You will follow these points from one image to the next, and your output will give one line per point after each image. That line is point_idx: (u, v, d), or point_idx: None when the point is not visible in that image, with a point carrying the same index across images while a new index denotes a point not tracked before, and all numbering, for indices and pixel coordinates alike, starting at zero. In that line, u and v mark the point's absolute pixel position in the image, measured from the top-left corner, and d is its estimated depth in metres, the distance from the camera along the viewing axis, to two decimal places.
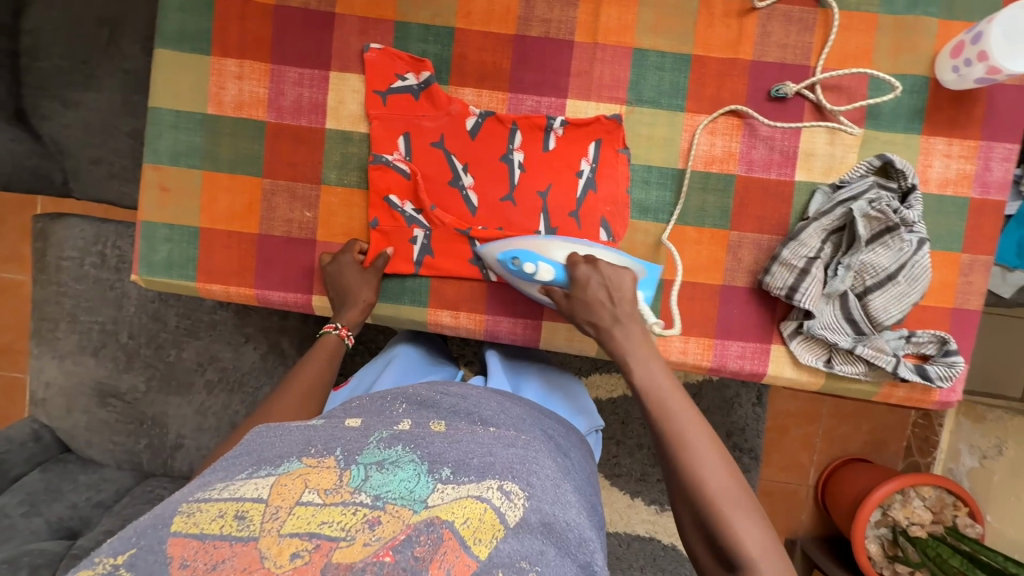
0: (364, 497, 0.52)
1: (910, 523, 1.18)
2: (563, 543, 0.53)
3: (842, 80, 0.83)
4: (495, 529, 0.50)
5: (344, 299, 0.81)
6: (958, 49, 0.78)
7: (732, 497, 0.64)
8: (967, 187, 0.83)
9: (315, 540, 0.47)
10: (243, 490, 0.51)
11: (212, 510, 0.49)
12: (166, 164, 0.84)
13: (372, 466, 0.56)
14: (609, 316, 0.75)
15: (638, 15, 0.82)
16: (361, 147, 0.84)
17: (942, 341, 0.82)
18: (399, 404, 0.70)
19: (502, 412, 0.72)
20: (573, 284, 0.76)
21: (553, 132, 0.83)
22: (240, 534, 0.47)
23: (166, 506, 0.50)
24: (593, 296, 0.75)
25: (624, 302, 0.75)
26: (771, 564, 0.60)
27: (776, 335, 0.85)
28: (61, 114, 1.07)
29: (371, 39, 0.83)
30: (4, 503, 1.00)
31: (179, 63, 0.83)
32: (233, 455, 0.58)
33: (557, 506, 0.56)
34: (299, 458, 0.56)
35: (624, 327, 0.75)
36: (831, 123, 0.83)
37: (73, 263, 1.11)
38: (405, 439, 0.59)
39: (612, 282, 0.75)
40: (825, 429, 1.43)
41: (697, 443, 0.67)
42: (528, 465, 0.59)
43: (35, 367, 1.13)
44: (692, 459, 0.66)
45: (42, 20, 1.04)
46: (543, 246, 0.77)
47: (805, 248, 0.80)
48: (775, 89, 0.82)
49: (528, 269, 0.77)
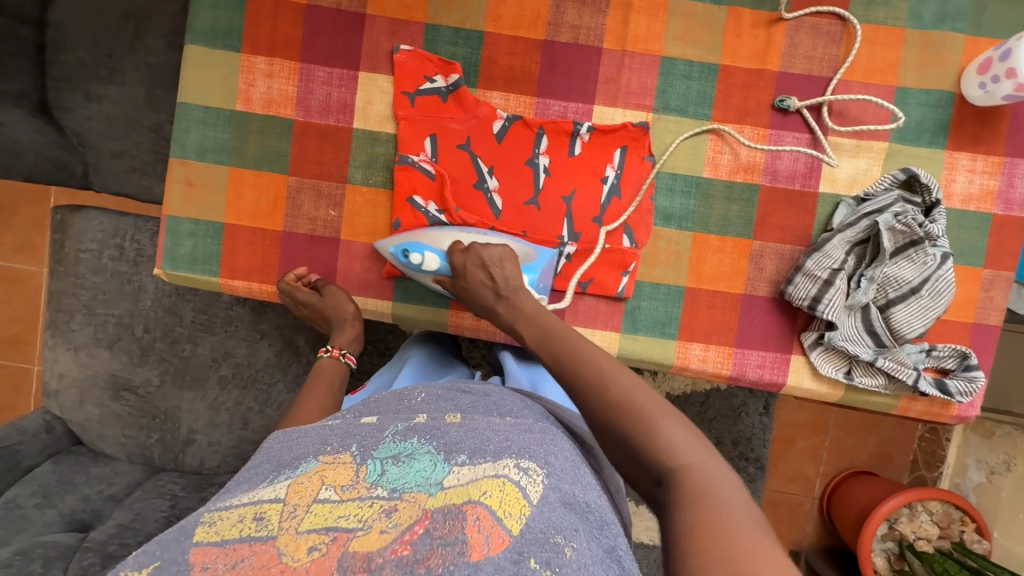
0: (381, 490, 0.52)
1: (917, 538, 1.19)
2: (589, 529, 0.51)
3: (846, 105, 0.83)
4: (522, 505, 0.49)
5: (334, 324, 0.87)
6: (984, 65, 0.78)
7: (642, 407, 0.57)
8: (989, 203, 0.83)
9: (332, 533, 0.47)
10: (262, 495, 0.51)
11: (232, 517, 0.49)
12: (193, 160, 0.84)
13: (388, 460, 0.56)
14: (490, 293, 0.75)
15: (667, 24, 0.83)
16: (387, 148, 0.84)
17: (962, 356, 0.82)
18: (419, 393, 0.71)
19: (520, 405, 0.70)
20: (454, 272, 0.78)
21: (579, 137, 0.84)
22: (258, 534, 0.47)
23: (186, 521, 0.49)
24: (472, 277, 0.76)
25: (504, 273, 0.75)
26: (700, 462, 0.53)
27: (796, 345, 0.85)
28: (85, 106, 1.07)
29: (401, 41, 0.83)
30: (16, 494, 0.99)
31: (209, 59, 0.83)
32: (253, 467, 0.59)
33: (577, 490, 0.54)
34: (316, 457, 0.57)
35: (509, 300, 0.74)
36: (814, 152, 0.84)
37: (91, 255, 1.11)
38: (420, 430, 0.59)
39: (489, 258, 0.76)
40: (831, 441, 1.43)
41: (597, 365, 0.62)
42: (545, 447, 0.58)
43: (50, 359, 1.13)
44: (592, 381, 0.61)
45: (70, 12, 1.04)
46: (429, 238, 0.80)
47: (829, 260, 0.80)
48: (779, 100, 0.83)
49: (416, 260, 0.79)
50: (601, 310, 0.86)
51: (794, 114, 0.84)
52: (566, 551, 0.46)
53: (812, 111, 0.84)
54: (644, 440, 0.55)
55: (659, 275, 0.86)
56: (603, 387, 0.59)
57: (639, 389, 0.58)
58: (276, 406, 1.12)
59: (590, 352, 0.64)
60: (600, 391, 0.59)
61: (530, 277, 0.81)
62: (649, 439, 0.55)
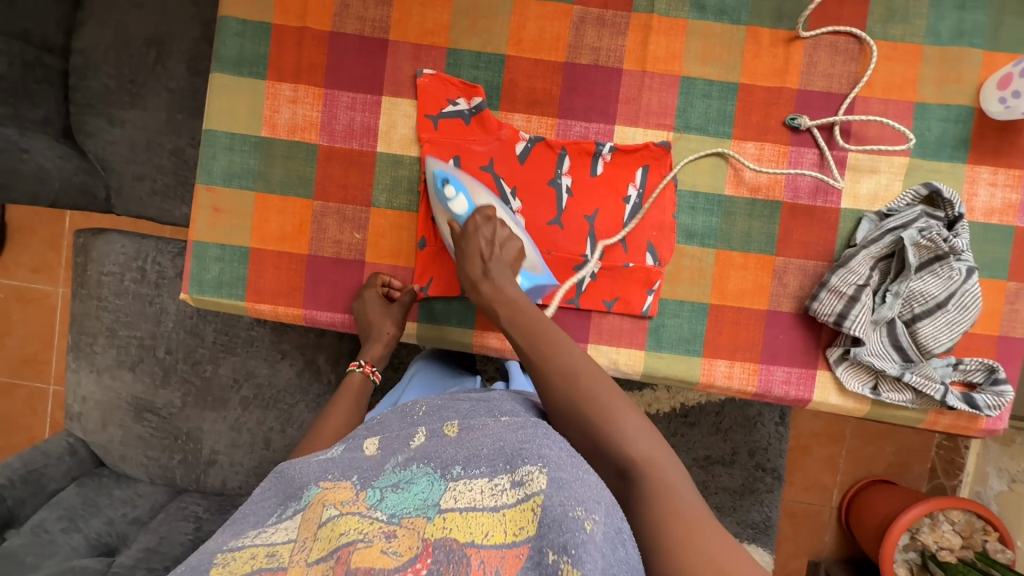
0: (381, 512, 0.53)
1: (939, 548, 1.17)
2: (602, 499, 0.49)
3: (864, 126, 0.84)
4: (532, 503, 0.48)
5: (369, 337, 0.83)
6: (1004, 80, 0.79)
7: (606, 399, 0.62)
8: (1012, 216, 0.83)
9: (336, 553, 0.49)
10: (273, 535, 0.54)
11: (245, 555, 0.51)
12: (220, 186, 0.85)
13: (388, 487, 0.56)
14: (482, 267, 0.76)
15: (686, 44, 0.84)
16: (411, 170, 0.85)
17: (990, 370, 0.82)
18: (421, 407, 0.72)
19: (520, 408, 0.70)
20: (464, 230, 0.79)
21: (601, 157, 0.85)
22: (269, 566, 0.50)
23: (200, 557, 0.52)
24: (475, 243, 0.78)
25: (502, 260, 0.78)
26: (653, 454, 0.57)
27: (822, 360, 0.85)
28: (107, 131, 1.09)
29: (424, 65, 0.85)
30: (43, 518, 0.99)
31: (236, 87, 0.84)
32: (260, 494, 0.59)
33: (581, 470, 0.52)
34: (319, 484, 0.58)
35: (495, 280, 0.75)
36: (821, 174, 0.84)
37: (113, 277, 1.12)
38: (418, 456, 0.59)
39: (496, 238, 0.79)
40: (849, 450, 1.42)
41: (566, 356, 0.67)
42: (539, 441, 0.55)
43: (73, 382, 1.14)
44: (561, 370, 0.66)
45: (94, 40, 1.06)
46: (473, 186, 0.83)
47: (854, 275, 0.80)
48: (790, 118, 0.83)
49: (445, 194, 0.81)
50: (625, 327, 0.86)
51: (805, 133, 0.84)
52: (586, 525, 0.46)
53: (823, 130, 0.84)
54: (610, 431, 0.60)
55: (683, 293, 0.86)
56: (576, 381, 0.64)
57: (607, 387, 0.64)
58: (298, 425, 1.13)
59: (560, 350, 0.68)
60: (569, 381, 0.64)
61: (524, 281, 0.82)
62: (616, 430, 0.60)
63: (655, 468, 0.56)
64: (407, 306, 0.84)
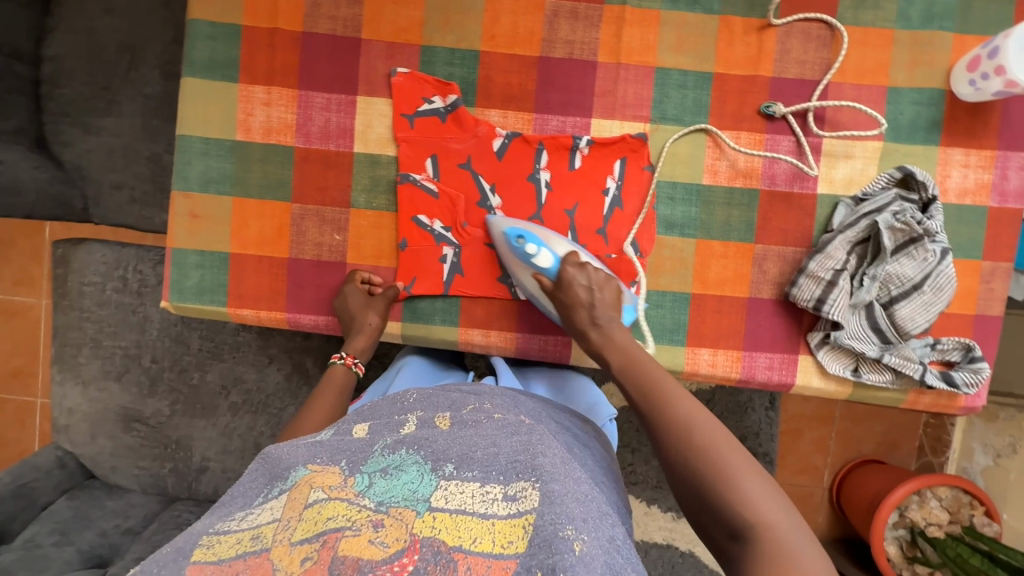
0: (368, 500, 0.54)
1: (928, 524, 1.20)
2: (589, 518, 0.51)
3: (829, 112, 0.85)
4: (523, 521, 0.50)
5: (352, 330, 0.82)
6: (974, 62, 0.79)
7: (725, 455, 0.59)
8: (985, 197, 0.85)
9: (321, 538, 0.49)
10: (259, 517, 0.54)
11: (230, 540, 0.51)
12: (197, 192, 0.84)
13: (377, 473, 0.57)
14: (588, 316, 0.76)
15: (660, 36, 0.84)
16: (389, 170, 0.85)
17: (966, 348, 0.83)
18: (411, 394, 0.72)
19: (509, 403, 0.72)
20: (559, 282, 0.78)
21: (579, 151, 0.85)
22: (254, 549, 0.49)
23: (186, 539, 0.52)
24: (576, 294, 0.77)
25: (603, 304, 0.77)
26: (778, 523, 0.54)
27: (803, 345, 0.86)
28: (83, 139, 1.07)
29: (398, 64, 0.84)
30: (34, 533, 1.00)
31: (208, 91, 0.83)
32: (246, 478, 0.60)
33: (571, 484, 0.55)
34: (306, 466, 0.58)
35: (603, 327, 0.75)
36: (797, 162, 0.85)
37: (95, 287, 1.11)
38: (408, 442, 0.61)
39: (593, 280, 0.77)
40: (839, 432, 1.44)
41: (676, 403, 0.64)
42: (533, 450, 0.58)
43: (59, 394, 1.13)
44: (672, 419, 0.63)
45: (66, 48, 1.05)
46: (547, 236, 0.81)
47: (831, 260, 0.81)
48: (764, 106, 0.84)
49: (531, 250, 0.79)
50: None
51: (780, 120, 0.85)
52: (575, 545, 0.47)
53: (797, 116, 0.85)
54: (726, 491, 0.57)
55: (665, 283, 0.87)
56: (689, 433, 0.61)
57: (729, 444, 0.60)
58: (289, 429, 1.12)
59: (674, 399, 0.65)
60: (682, 432, 0.62)
61: (625, 315, 0.83)
62: (734, 491, 0.56)
63: (780, 541, 0.53)
64: (390, 300, 0.83)
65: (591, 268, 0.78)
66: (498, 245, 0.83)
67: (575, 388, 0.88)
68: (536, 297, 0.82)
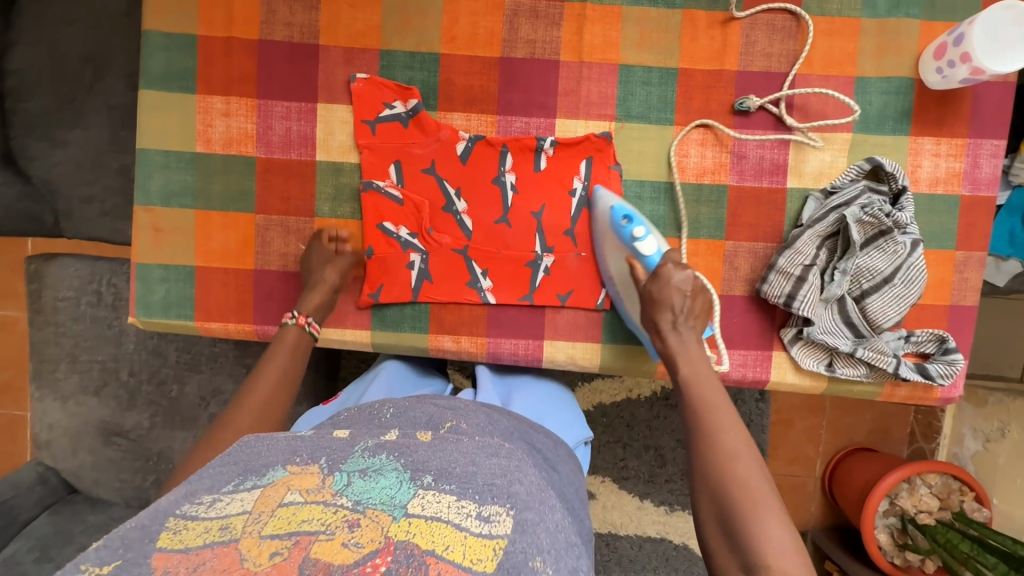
0: (344, 499, 0.51)
1: (918, 511, 1.19)
2: (556, 549, 0.51)
3: (806, 99, 0.83)
4: (494, 543, 0.48)
5: (307, 287, 0.80)
6: (940, 50, 0.78)
7: (759, 491, 0.60)
8: (957, 185, 0.83)
9: (294, 537, 0.47)
10: (229, 506, 0.50)
11: (198, 527, 0.48)
12: (158, 206, 0.83)
13: (355, 473, 0.55)
14: (670, 319, 0.74)
15: (623, 32, 0.82)
16: (352, 177, 0.84)
17: (941, 340, 0.82)
18: (388, 408, 0.70)
19: (485, 422, 0.70)
20: (654, 274, 0.76)
21: (544, 152, 0.84)
22: (221, 539, 0.47)
23: (153, 517, 0.49)
24: (668, 293, 0.74)
25: (692, 313, 0.75)
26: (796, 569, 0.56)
27: (777, 341, 0.86)
28: (50, 154, 1.04)
29: (357, 69, 0.83)
30: (15, 551, 1.01)
31: (166, 103, 0.82)
32: (218, 463, 0.56)
33: (543, 514, 0.54)
34: (284, 466, 0.55)
35: (681, 335, 0.74)
36: (794, 137, 0.83)
37: (70, 302, 1.10)
38: (389, 448, 0.58)
39: (687, 286, 0.75)
40: (829, 421, 1.43)
41: (725, 432, 0.65)
42: (511, 475, 0.57)
43: (38, 410, 1.12)
44: (719, 446, 0.64)
45: (27, 60, 1.02)
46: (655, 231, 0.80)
47: (800, 256, 0.80)
48: (739, 103, 0.82)
49: (633, 234, 0.77)
50: (579, 321, 0.85)
51: (757, 112, 0.84)
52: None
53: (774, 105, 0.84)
54: (751, 526, 0.58)
55: None
56: (732, 464, 0.62)
57: (767, 489, 0.61)
58: None
59: (724, 431, 0.65)
60: (726, 461, 0.62)
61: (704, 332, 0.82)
62: (760, 536, 0.57)
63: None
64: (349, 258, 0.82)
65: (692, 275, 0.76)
66: (597, 220, 0.82)
67: (557, 407, 0.86)
68: (619, 281, 0.81)
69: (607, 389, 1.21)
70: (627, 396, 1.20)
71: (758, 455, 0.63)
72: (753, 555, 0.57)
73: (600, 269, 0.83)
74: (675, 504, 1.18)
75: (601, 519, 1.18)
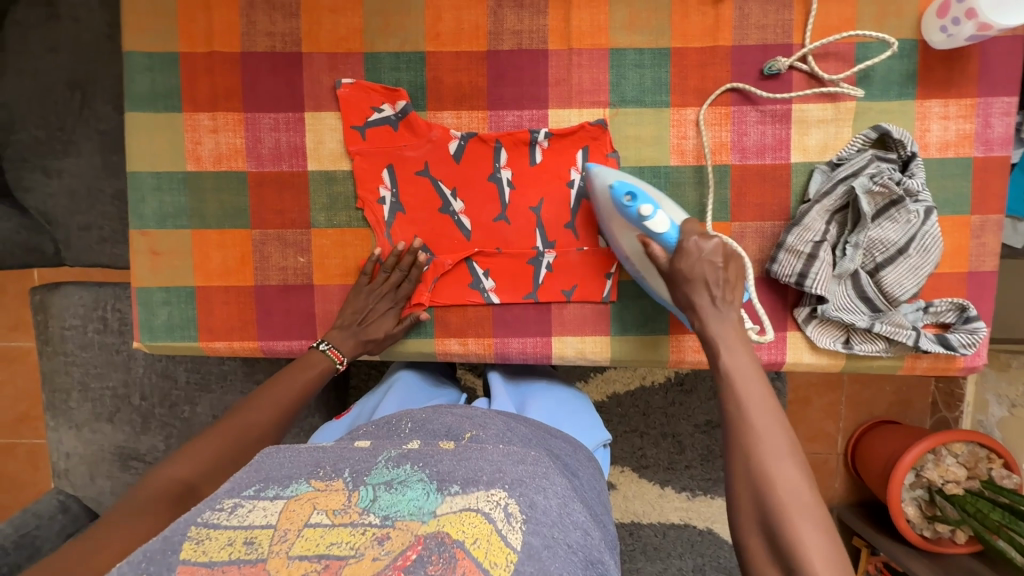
0: (373, 517, 0.49)
1: (945, 481, 1.14)
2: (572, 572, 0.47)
3: (839, 45, 0.80)
4: (508, 553, 0.46)
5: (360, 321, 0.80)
6: (943, 8, 0.75)
7: (801, 499, 0.57)
8: (968, 147, 0.80)
9: (324, 561, 0.45)
10: (250, 515, 0.48)
11: (221, 538, 0.46)
12: (153, 228, 0.83)
13: (381, 486, 0.52)
14: (708, 297, 0.70)
15: (611, 15, 0.80)
16: (346, 185, 0.83)
17: (961, 308, 0.80)
18: (405, 423, 0.68)
19: (504, 431, 0.68)
20: (678, 251, 0.72)
21: (538, 145, 0.82)
22: (247, 556, 0.45)
23: (176, 527, 0.47)
24: (699, 270, 0.71)
25: (728, 284, 0.71)
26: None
27: (791, 322, 0.83)
28: (45, 183, 1.04)
29: (342, 74, 0.81)
30: None
31: (154, 125, 0.81)
32: (241, 475, 0.54)
33: (564, 533, 0.51)
34: (308, 480, 0.52)
35: (718, 313, 0.70)
36: (832, 91, 0.80)
37: (76, 330, 1.10)
38: (413, 457, 0.55)
39: (718, 257, 0.71)
40: (850, 395, 1.40)
41: (766, 433, 0.60)
42: (537, 482, 0.54)
43: (55, 439, 1.13)
44: (759, 449, 0.60)
45: (14, 91, 1.01)
46: (660, 200, 0.75)
47: (810, 233, 0.78)
48: (767, 67, 0.80)
49: (639, 214, 0.72)
50: (586, 315, 0.84)
51: (788, 73, 0.81)
52: None
53: (803, 63, 0.81)
54: (792, 534, 0.55)
55: None
56: (771, 468, 0.58)
57: (809, 491, 0.57)
58: None
59: (765, 430, 0.61)
60: (765, 464, 0.59)
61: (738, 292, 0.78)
62: (798, 542, 0.55)
63: None
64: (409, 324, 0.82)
65: (715, 240, 0.72)
66: (599, 199, 0.77)
67: (572, 411, 0.85)
68: (635, 256, 0.77)
69: (619, 378, 1.19)
70: (641, 384, 1.18)
71: (791, 432, 0.61)
72: (795, 563, 0.54)
73: (614, 247, 0.79)
74: (697, 490, 1.15)
75: (624, 509, 1.16)
